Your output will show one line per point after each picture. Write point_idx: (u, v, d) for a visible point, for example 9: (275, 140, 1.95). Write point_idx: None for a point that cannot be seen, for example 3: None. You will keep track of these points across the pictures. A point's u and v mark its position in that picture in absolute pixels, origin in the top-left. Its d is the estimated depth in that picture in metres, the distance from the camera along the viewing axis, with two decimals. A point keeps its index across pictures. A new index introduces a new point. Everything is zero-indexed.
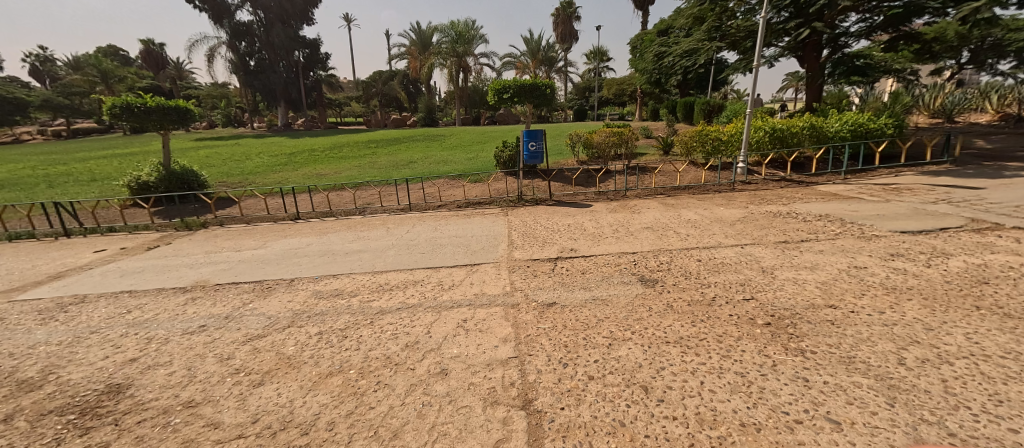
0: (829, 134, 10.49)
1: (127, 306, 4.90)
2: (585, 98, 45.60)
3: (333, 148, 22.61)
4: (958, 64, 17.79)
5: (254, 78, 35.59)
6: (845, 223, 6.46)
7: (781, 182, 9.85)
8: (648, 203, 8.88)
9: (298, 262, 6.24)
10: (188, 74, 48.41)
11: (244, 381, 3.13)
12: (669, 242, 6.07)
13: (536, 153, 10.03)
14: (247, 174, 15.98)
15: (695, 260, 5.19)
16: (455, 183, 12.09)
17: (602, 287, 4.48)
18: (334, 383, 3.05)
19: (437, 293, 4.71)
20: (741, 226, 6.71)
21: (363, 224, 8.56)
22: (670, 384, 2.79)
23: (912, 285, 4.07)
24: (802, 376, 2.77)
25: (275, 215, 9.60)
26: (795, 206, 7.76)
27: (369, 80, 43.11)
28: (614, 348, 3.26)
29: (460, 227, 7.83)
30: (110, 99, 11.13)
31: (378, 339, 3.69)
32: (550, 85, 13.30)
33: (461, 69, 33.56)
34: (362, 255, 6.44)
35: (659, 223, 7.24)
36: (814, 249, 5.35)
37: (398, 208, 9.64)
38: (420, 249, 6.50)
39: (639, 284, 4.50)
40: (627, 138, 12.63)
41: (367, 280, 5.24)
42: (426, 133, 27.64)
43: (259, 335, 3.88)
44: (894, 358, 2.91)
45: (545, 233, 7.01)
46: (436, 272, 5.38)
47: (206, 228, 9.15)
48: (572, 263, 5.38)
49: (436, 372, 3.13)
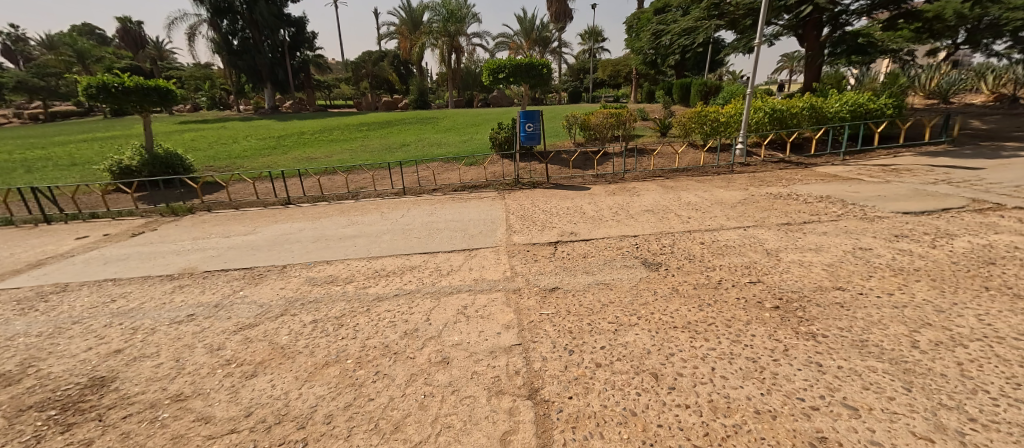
0: (829, 115, 10.37)
1: (110, 295, 4.70)
2: (579, 80, 44.93)
3: (324, 131, 22.11)
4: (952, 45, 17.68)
5: (239, 58, 34.34)
6: (847, 204, 6.39)
7: (780, 163, 9.76)
8: (647, 186, 8.75)
9: (289, 248, 6.03)
10: (169, 55, 46.83)
11: (236, 373, 2.99)
12: (670, 224, 5.96)
13: (533, 134, 9.79)
14: (234, 158, 15.52)
15: (698, 243, 5.10)
16: (449, 165, 11.83)
17: (606, 272, 4.36)
18: (331, 374, 2.93)
19: (435, 279, 4.56)
20: (742, 208, 6.62)
21: (356, 209, 8.34)
22: (680, 370, 2.70)
23: (919, 266, 4.01)
24: (815, 362, 2.70)
25: (264, 200, 9.33)
26: (796, 188, 7.67)
27: (357, 61, 41.85)
28: (621, 334, 3.16)
29: (457, 211, 7.65)
30: (85, 78, 10.59)
31: (375, 326, 3.56)
32: (546, 65, 12.93)
33: (453, 49, 32.67)
34: (357, 240, 6.26)
35: (659, 205, 7.12)
36: (817, 231, 5.29)
37: (393, 192, 9.40)
38: (417, 234, 6.33)
39: (642, 267, 4.41)
40: (625, 119, 12.37)
41: (363, 266, 5.08)
42: (418, 115, 27.09)
43: (250, 324, 3.72)
44: (907, 341, 2.85)
45: (544, 217, 6.85)
46: (434, 258, 5.23)
47: (193, 213, 8.86)
48: (573, 247, 5.26)
49: (437, 361, 3.01)
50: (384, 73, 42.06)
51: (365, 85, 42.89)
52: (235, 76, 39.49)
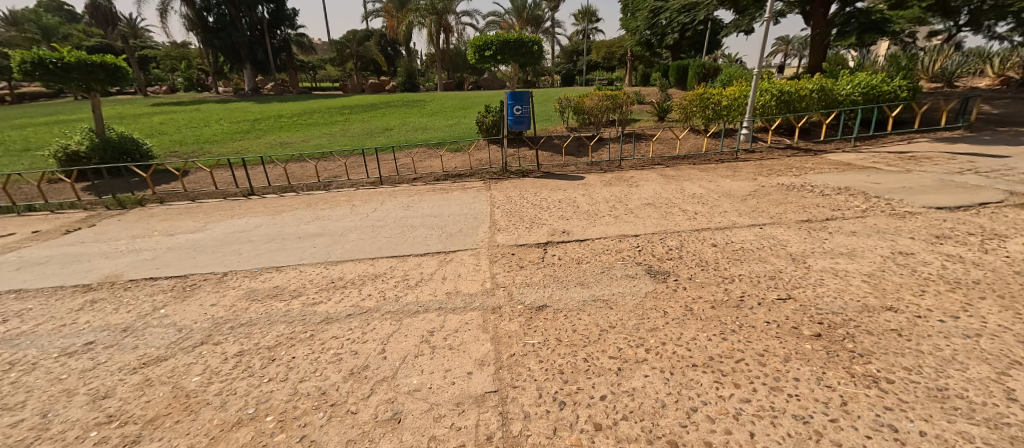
0: (840, 98, 9.62)
1: (5, 312, 3.87)
2: (573, 63, 43.53)
3: (303, 114, 20.88)
4: (954, 27, 17.01)
5: (214, 36, 32.41)
6: (869, 197, 5.73)
7: (787, 150, 9.09)
8: (645, 175, 8.02)
9: (237, 250, 5.19)
10: (141, 32, 44.40)
11: (112, 439, 2.23)
12: (675, 221, 5.26)
13: (522, 117, 8.93)
14: (201, 143, 14.38)
15: (711, 246, 4.39)
16: (433, 151, 10.95)
17: (605, 284, 3.62)
18: (239, 440, 2.17)
19: (400, 293, 3.79)
20: (753, 201, 5.94)
21: (325, 201, 7.49)
22: (707, 438, 1.99)
23: (979, 278, 3.33)
24: (886, 424, 2.00)
25: (224, 190, 8.44)
26: (809, 178, 6.99)
27: (341, 40, 39.83)
28: (626, 376, 2.46)
29: (437, 203, 6.84)
30: (19, 52, 9.42)
31: (314, 362, 2.80)
32: (537, 42, 11.94)
33: (441, 29, 31.16)
34: (318, 239, 5.44)
35: (661, 198, 6.40)
36: (845, 230, 4.60)
37: (368, 181, 8.54)
38: (387, 232, 5.53)
39: (646, 278, 3.70)
40: (621, 102, 11.42)
41: (316, 274, 4.28)
42: (404, 98, 25.89)
43: (157, 359, 2.95)
44: (1000, 391, 2.16)
45: (532, 212, 6.08)
46: (402, 263, 4.46)
47: (143, 206, 7.92)
48: (565, 249, 4.53)
49: (386, 419, 2.27)
50: (370, 53, 40.26)
51: (351, 66, 41.17)
52: (212, 56, 37.43)
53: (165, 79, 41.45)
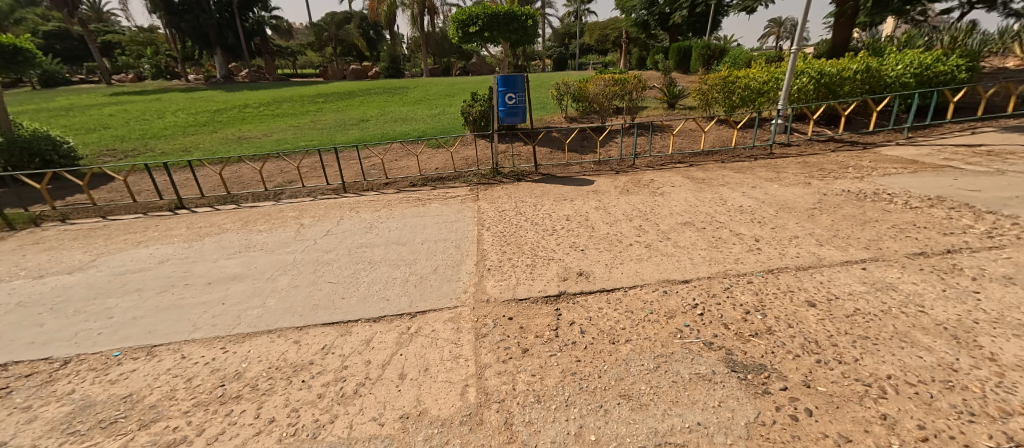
0: (888, 81, 8.17)
1: None
2: (565, 46, 41.38)
3: (272, 104, 18.82)
4: (967, 4, 15.71)
5: (180, 19, 29.56)
6: (980, 213, 4.32)
7: (832, 143, 7.66)
8: (669, 178, 6.51)
9: (110, 309, 3.57)
10: (103, 15, 41.12)
11: None
12: (734, 255, 3.79)
13: (515, 107, 7.28)
14: (145, 140, 12.44)
15: (808, 306, 2.92)
16: (410, 147, 9.28)
17: (670, 404, 2.13)
18: None
19: (323, 416, 2.25)
20: (825, 218, 4.50)
21: (268, 218, 5.86)
22: None
23: None
24: None
25: (146, 203, 6.71)
26: (878, 182, 5.59)
27: (320, 23, 37.16)
28: None
29: (409, 222, 5.28)
30: None
31: None
32: (531, 17, 10.24)
33: (425, 10, 28.96)
34: (238, 286, 3.86)
35: (699, 213, 4.94)
36: (993, 273, 3.16)
37: (328, 189, 6.91)
38: (334, 275, 3.96)
39: (732, 387, 2.21)
40: (630, 86, 9.83)
41: (202, 368, 2.71)
42: (386, 85, 23.91)
43: None
44: None
45: (533, 237, 4.54)
46: (343, 341, 2.92)
47: (36, 227, 6.18)
48: (587, 311, 3.04)
49: None
50: (351, 37, 37.69)
51: (330, 51, 38.57)
52: (180, 41, 34.55)
53: (131, 65, 38.27)
